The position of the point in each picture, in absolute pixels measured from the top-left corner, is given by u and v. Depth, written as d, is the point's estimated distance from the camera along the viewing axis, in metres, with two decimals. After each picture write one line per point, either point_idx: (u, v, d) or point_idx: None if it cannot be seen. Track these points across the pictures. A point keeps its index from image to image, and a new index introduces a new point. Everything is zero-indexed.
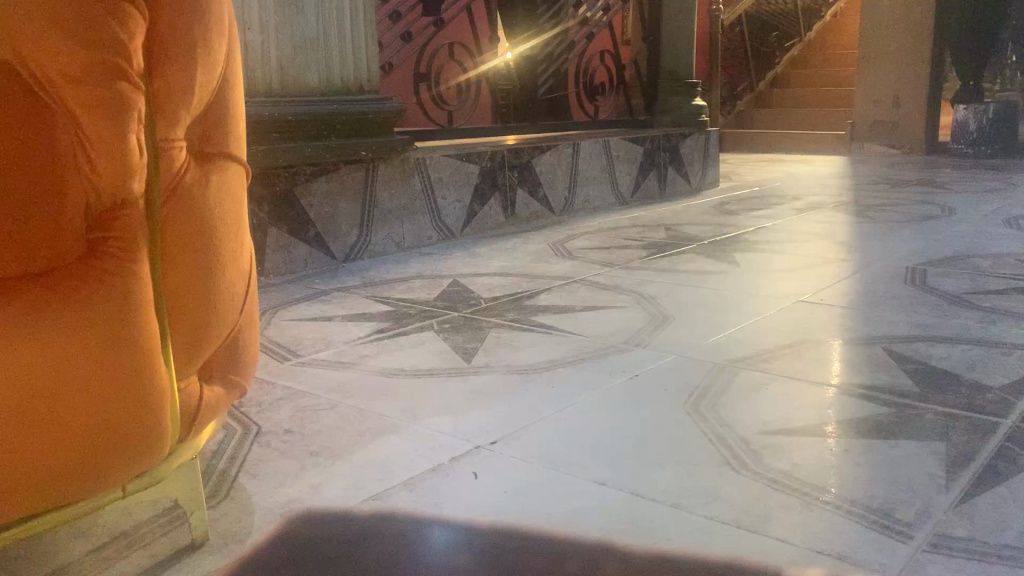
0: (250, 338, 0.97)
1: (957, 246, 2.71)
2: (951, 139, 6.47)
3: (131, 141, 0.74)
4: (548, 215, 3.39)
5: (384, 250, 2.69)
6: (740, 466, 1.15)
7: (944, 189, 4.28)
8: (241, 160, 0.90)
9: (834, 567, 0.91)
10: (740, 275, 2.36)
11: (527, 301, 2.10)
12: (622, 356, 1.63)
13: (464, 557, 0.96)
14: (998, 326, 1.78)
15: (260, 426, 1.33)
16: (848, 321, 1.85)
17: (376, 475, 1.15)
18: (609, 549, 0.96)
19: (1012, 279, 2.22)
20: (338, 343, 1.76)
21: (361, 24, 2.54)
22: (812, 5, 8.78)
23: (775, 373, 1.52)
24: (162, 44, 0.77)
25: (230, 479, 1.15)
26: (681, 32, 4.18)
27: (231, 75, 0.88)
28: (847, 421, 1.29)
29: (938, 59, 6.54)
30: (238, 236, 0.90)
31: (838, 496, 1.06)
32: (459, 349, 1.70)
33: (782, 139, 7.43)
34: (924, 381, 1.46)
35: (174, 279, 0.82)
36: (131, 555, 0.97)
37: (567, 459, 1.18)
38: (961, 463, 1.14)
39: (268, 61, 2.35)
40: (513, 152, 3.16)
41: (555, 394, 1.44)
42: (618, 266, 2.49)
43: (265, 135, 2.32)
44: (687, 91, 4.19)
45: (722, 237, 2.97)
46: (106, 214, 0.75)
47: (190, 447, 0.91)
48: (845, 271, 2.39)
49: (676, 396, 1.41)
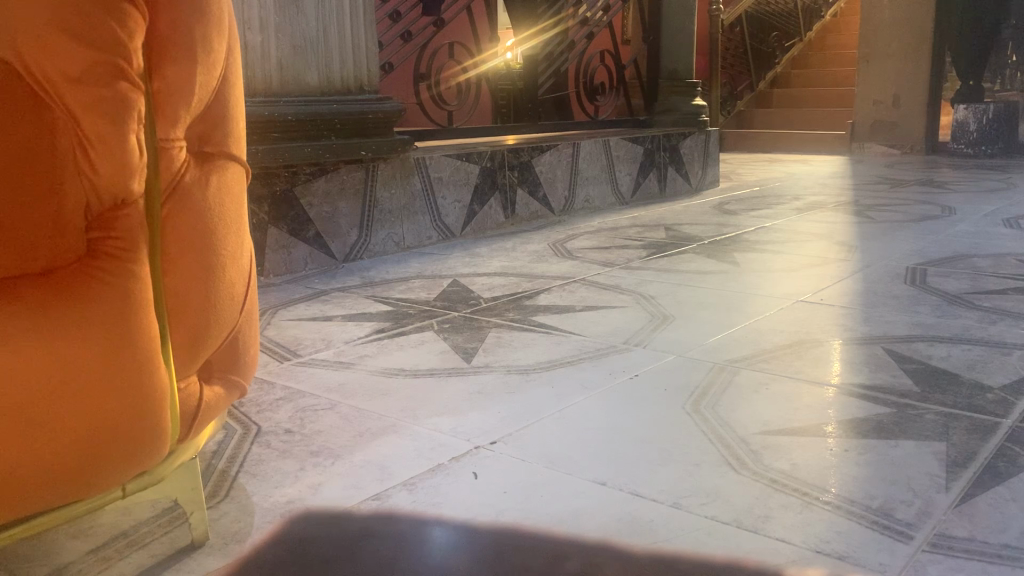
0: (250, 336, 0.97)
1: (957, 246, 2.71)
2: (951, 139, 6.47)
3: (131, 141, 0.74)
4: (547, 214, 3.39)
5: (384, 249, 2.69)
6: (740, 466, 1.15)
7: (944, 189, 4.28)
8: (241, 160, 0.90)
9: (834, 566, 0.91)
10: (740, 275, 2.36)
11: (527, 301, 2.10)
12: (621, 356, 1.63)
13: (463, 557, 0.95)
14: (999, 326, 1.78)
15: (260, 425, 1.33)
16: (849, 321, 1.85)
17: (376, 475, 1.15)
18: (610, 550, 0.96)
19: (1012, 279, 2.22)
20: (338, 343, 1.76)
21: (361, 24, 2.54)
22: (812, 5, 8.79)
23: (775, 372, 1.52)
24: (161, 44, 0.77)
25: (230, 479, 1.15)
26: (681, 32, 4.17)
27: (231, 73, 0.88)
28: (848, 421, 1.29)
29: (939, 58, 6.54)
30: (238, 236, 0.90)
31: (837, 496, 1.06)
32: (459, 349, 1.70)
33: (782, 139, 7.42)
34: (924, 381, 1.46)
35: (173, 278, 0.82)
36: (130, 555, 0.97)
37: (567, 459, 1.18)
38: (962, 463, 1.14)
39: (268, 61, 2.35)
40: (513, 152, 3.16)
41: (555, 394, 1.44)
42: (618, 266, 2.49)
43: (265, 134, 2.32)
44: (687, 91, 4.20)
45: (722, 237, 2.96)
46: (106, 213, 0.75)
47: (190, 446, 0.92)
48: (844, 271, 2.39)
49: (676, 396, 1.41)
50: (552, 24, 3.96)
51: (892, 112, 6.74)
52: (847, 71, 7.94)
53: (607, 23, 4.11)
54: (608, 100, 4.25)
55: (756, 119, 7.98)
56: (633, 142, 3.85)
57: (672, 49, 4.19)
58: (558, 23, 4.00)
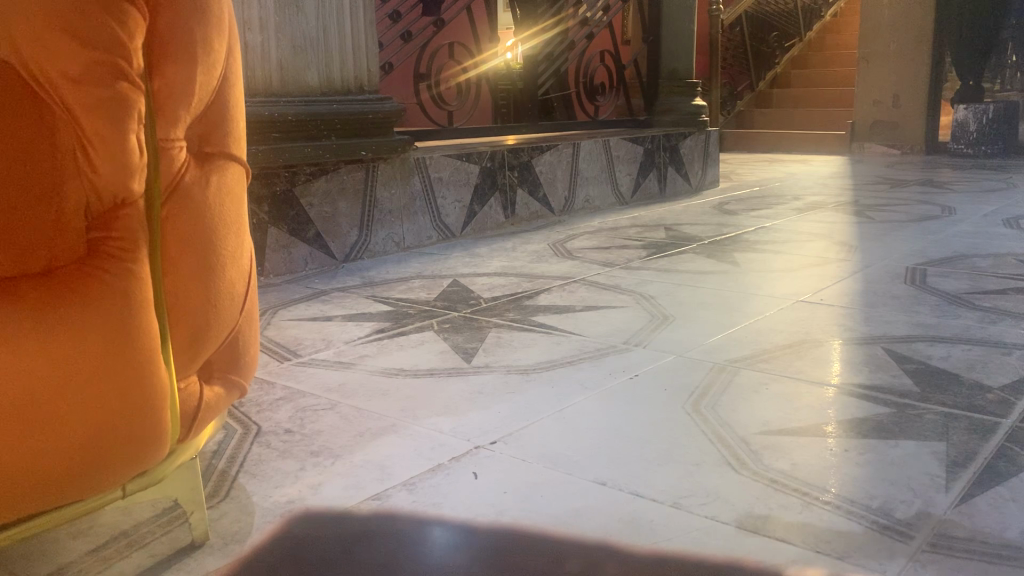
0: (251, 337, 0.97)
1: (957, 247, 2.71)
2: (952, 140, 6.46)
3: (132, 141, 0.74)
4: (547, 214, 3.39)
5: (384, 250, 2.69)
6: (740, 466, 1.15)
7: (944, 189, 4.28)
8: (241, 160, 0.90)
9: (834, 566, 0.91)
10: (739, 275, 2.35)
11: (526, 301, 2.10)
12: (621, 356, 1.63)
13: (463, 557, 0.95)
14: (999, 326, 1.78)
15: (260, 425, 1.33)
16: (849, 322, 1.85)
17: (377, 475, 1.15)
18: (610, 551, 0.96)
19: (1012, 279, 2.22)
20: (338, 343, 1.76)
21: (361, 24, 2.54)
22: (812, 5, 8.78)
23: (775, 373, 1.52)
24: (162, 44, 0.77)
25: (230, 478, 1.15)
26: (681, 32, 4.18)
27: (231, 72, 0.88)
28: (848, 421, 1.29)
29: (938, 58, 6.54)
30: (238, 236, 0.90)
31: (837, 496, 1.06)
32: (459, 349, 1.70)
33: (782, 140, 7.42)
34: (923, 381, 1.46)
35: (173, 278, 0.82)
36: (131, 555, 0.97)
37: (567, 459, 1.18)
38: (963, 463, 1.14)
39: (268, 61, 2.35)
40: (513, 152, 3.16)
41: (556, 394, 1.44)
42: (618, 266, 2.49)
43: (265, 134, 2.32)
44: (687, 91, 4.21)
45: (722, 237, 2.97)
46: (107, 213, 0.75)
47: (190, 446, 0.92)
48: (844, 271, 2.38)
49: (676, 396, 1.41)
50: (552, 24, 3.96)
51: (892, 112, 6.75)
52: (847, 71, 7.94)
53: (607, 23, 4.11)
54: (608, 100, 4.25)
55: (756, 119, 7.98)
56: (633, 142, 3.86)
57: (672, 49, 4.19)
58: (559, 23, 4.00)
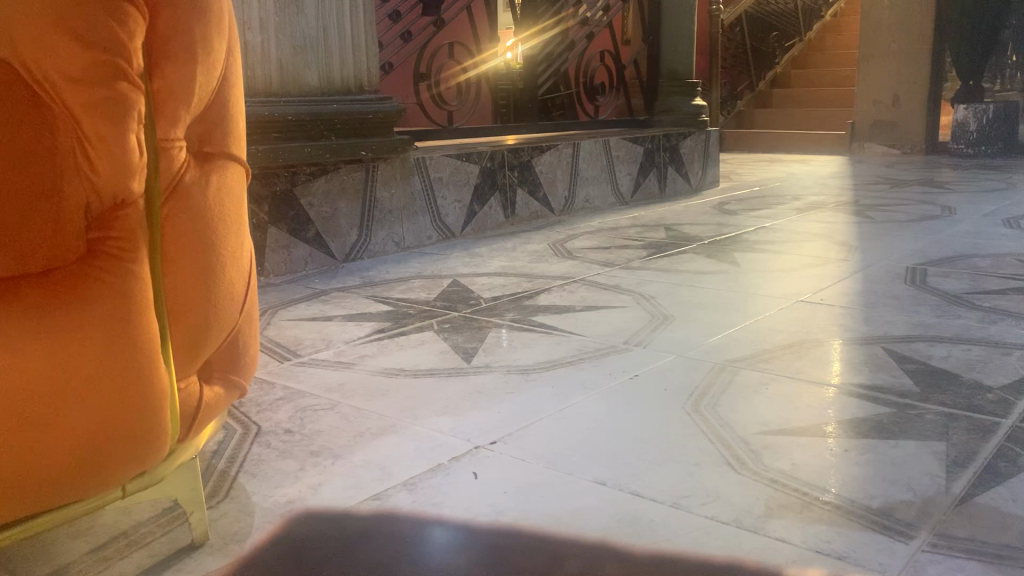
0: (251, 336, 0.97)
1: (957, 246, 2.70)
2: (951, 139, 6.47)
3: (131, 140, 0.74)
4: (547, 214, 3.38)
5: (383, 249, 2.69)
6: (740, 466, 1.15)
7: (944, 189, 4.28)
8: (241, 160, 0.90)
9: (834, 566, 0.91)
10: (739, 275, 2.35)
11: (527, 301, 2.10)
12: (622, 356, 1.63)
13: (464, 556, 0.95)
14: (998, 326, 1.78)
15: (259, 426, 1.33)
16: (849, 322, 1.85)
17: (376, 475, 1.15)
18: (609, 550, 0.96)
19: (1012, 279, 2.22)
20: (338, 343, 1.76)
21: (360, 24, 2.54)
22: (812, 5, 8.77)
23: (775, 373, 1.52)
24: (162, 44, 0.77)
25: (230, 479, 1.15)
26: (681, 33, 4.17)
27: (231, 72, 0.88)
28: (848, 421, 1.29)
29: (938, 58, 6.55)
30: (237, 235, 0.90)
31: (837, 496, 1.06)
32: (460, 349, 1.70)
33: (782, 140, 7.42)
34: (923, 381, 1.46)
35: (173, 278, 0.82)
36: (130, 555, 0.97)
37: (567, 459, 1.18)
38: (963, 463, 1.14)
39: (268, 61, 2.35)
40: (513, 152, 3.16)
41: (555, 394, 1.44)
42: (618, 266, 2.49)
43: (265, 134, 2.32)
44: (687, 91, 4.20)
45: (722, 237, 2.97)
46: (107, 213, 0.75)
47: (190, 446, 0.92)
48: (844, 271, 2.38)
49: (676, 397, 1.41)
50: (552, 24, 3.95)
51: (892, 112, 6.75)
52: (847, 71, 7.94)
53: (607, 23, 4.11)
54: (608, 100, 4.24)
55: (756, 119, 7.98)
56: (633, 142, 3.86)
57: (672, 49, 4.19)
58: (559, 23, 3.99)
